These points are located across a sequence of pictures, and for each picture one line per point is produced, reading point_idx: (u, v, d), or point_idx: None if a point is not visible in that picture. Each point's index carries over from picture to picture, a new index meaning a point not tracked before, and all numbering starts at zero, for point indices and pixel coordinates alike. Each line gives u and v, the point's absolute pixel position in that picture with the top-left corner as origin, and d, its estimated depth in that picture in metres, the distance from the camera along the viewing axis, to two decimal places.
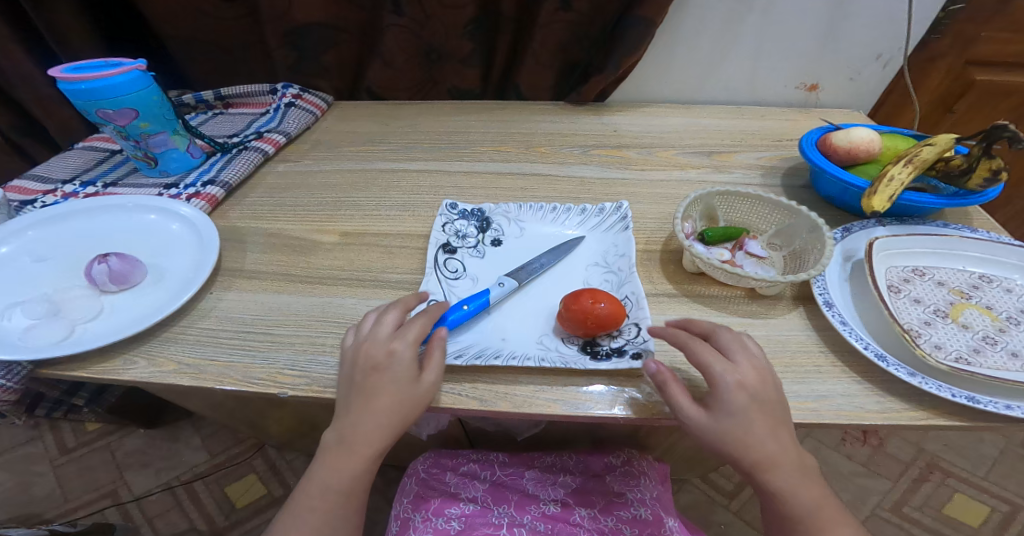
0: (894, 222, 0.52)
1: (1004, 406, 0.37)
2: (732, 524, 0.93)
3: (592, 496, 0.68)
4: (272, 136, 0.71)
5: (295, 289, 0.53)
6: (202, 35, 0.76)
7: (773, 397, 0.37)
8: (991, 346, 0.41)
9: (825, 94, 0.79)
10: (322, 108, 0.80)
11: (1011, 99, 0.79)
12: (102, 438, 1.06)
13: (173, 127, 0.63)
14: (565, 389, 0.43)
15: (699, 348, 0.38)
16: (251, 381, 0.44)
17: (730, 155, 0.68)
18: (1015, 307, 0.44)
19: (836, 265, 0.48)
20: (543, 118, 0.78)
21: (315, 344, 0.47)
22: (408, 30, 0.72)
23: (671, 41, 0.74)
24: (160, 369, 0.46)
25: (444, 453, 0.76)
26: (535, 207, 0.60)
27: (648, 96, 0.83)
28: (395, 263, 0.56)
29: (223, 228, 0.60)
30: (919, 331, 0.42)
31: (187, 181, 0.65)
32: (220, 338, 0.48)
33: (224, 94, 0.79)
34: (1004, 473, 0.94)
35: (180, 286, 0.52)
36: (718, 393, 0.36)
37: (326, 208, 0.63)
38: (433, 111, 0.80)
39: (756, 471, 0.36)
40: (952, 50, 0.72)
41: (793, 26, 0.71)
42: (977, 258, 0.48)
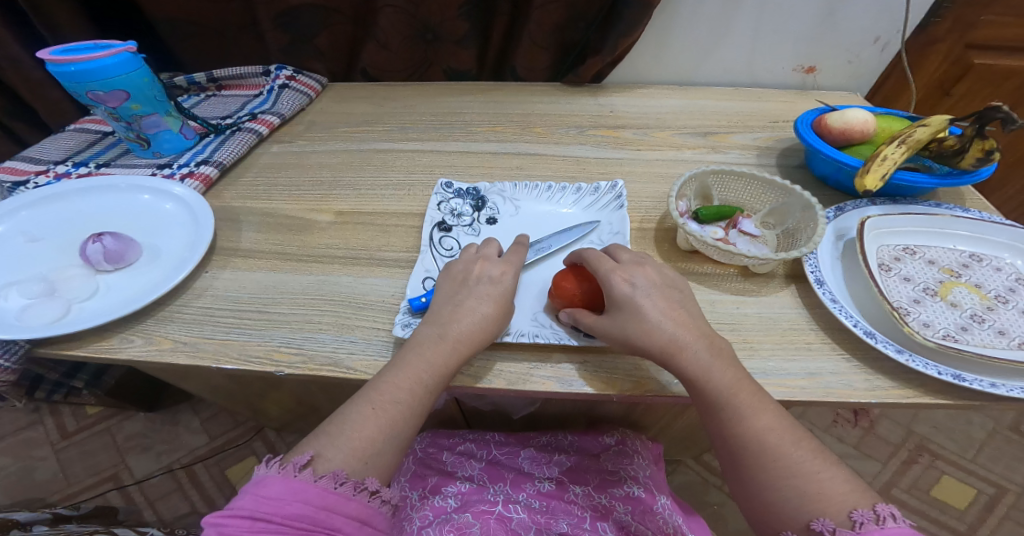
0: (887, 202, 0.52)
1: (989, 384, 0.37)
2: (725, 504, 0.95)
3: (587, 474, 0.69)
4: (265, 117, 0.71)
5: (290, 267, 0.53)
6: (193, 16, 0.74)
7: (662, 292, 0.42)
8: (978, 324, 0.41)
9: (823, 77, 0.79)
10: (316, 89, 0.79)
11: (1007, 83, 0.79)
12: (103, 421, 1.07)
13: (165, 108, 0.62)
14: (559, 366, 0.44)
15: (591, 257, 0.45)
16: (248, 359, 0.45)
17: (726, 136, 0.68)
18: (1003, 286, 0.44)
19: (828, 243, 0.48)
20: (539, 99, 0.77)
21: (311, 322, 0.48)
22: (403, 10, 0.71)
23: (669, 22, 0.73)
24: (157, 348, 0.46)
25: (441, 433, 0.77)
26: (530, 186, 0.60)
27: (646, 78, 0.82)
28: (390, 242, 0.56)
29: (217, 208, 0.60)
30: (908, 309, 0.43)
31: (181, 162, 0.64)
32: (216, 317, 0.49)
33: (216, 75, 0.78)
34: (991, 456, 0.96)
35: (175, 265, 0.52)
36: (608, 290, 0.42)
37: (321, 188, 0.63)
38: (429, 93, 0.79)
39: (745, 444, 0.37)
40: (950, 35, 0.72)
41: (792, 7, 0.70)
42: (966, 236, 0.48)
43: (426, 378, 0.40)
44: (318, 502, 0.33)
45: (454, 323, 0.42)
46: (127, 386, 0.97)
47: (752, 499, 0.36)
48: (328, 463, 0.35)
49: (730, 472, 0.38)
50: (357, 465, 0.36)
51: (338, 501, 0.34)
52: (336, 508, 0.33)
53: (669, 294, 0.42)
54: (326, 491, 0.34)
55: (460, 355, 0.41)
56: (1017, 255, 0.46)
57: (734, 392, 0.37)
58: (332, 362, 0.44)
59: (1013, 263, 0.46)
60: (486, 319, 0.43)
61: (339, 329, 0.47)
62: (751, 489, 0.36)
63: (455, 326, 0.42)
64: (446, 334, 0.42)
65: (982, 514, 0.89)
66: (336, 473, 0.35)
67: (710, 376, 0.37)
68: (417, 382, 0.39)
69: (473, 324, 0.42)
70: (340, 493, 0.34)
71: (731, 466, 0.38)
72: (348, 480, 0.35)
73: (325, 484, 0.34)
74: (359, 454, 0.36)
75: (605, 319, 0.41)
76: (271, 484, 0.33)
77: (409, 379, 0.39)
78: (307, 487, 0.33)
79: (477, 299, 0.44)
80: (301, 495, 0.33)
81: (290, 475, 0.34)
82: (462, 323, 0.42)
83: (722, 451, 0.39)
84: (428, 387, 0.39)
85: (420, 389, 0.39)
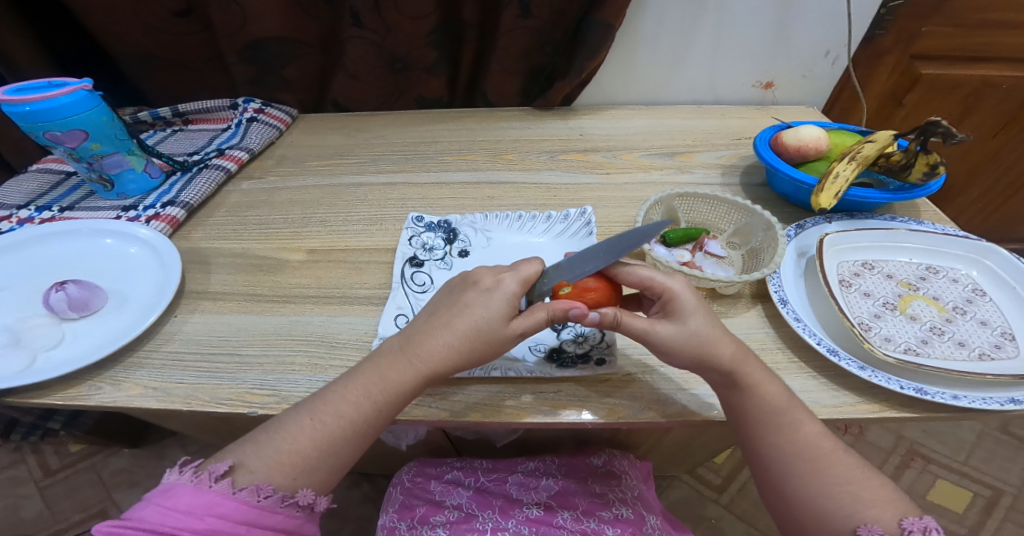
0: (844, 217, 0.53)
1: (951, 397, 0.38)
2: (723, 517, 0.94)
3: (575, 498, 0.68)
4: (234, 152, 0.70)
5: (262, 309, 0.53)
6: (156, 50, 0.74)
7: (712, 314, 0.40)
8: (938, 337, 0.42)
9: (781, 92, 0.81)
10: (286, 122, 0.78)
11: (956, 93, 0.81)
12: (86, 459, 1.03)
13: (127, 147, 0.61)
14: (533, 398, 0.44)
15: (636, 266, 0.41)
16: (220, 402, 0.44)
17: (692, 155, 0.69)
18: (960, 296, 0.45)
19: (791, 261, 0.49)
20: (510, 124, 0.79)
21: (283, 363, 0.47)
22: (370, 41, 0.71)
23: (632, 43, 0.75)
24: (127, 394, 0.45)
25: (428, 462, 0.78)
26: (501, 217, 0.60)
27: (613, 98, 0.83)
28: (363, 278, 0.55)
29: (186, 250, 0.59)
30: (869, 324, 0.44)
31: (147, 203, 0.63)
32: (186, 361, 0.48)
33: (182, 110, 0.77)
34: (982, 458, 0.97)
35: (144, 309, 0.51)
36: (668, 291, 0.39)
37: (293, 225, 0.62)
38: (401, 123, 0.79)
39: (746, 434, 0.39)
40: (897, 46, 0.75)
41: (746, 26, 0.72)
42: (921, 250, 0.49)
43: (377, 395, 0.39)
44: (236, 517, 0.35)
45: (421, 340, 0.39)
46: (107, 423, 0.94)
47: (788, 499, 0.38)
48: (250, 476, 0.36)
49: (765, 477, 0.40)
50: (284, 480, 0.37)
51: (259, 515, 0.35)
52: (257, 522, 0.35)
53: (704, 302, 0.40)
54: (247, 504, 0.35)
55: (419, 378, 0.39)
56: (971, 267, 0.48)
57: (783, 412, 0.38)
58: None
59: (969, 274, 0.47)
60: (453, 340, 0.38)
61: (313, 369, 0.46)
62: (799, 499, 0.38)
63: (422, 344, 0.39)
64: (407, 348, 0.40)
65: (981, 517, 0.89)
66: (258, 486, 0.36)
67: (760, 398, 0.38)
68: (364, 398, 0.39)
69: (435, 342, 0.39)
70: (263, 506, 0.36)
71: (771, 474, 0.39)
72: (273, 493, 0.36)
73: (246, 498, 0.35)
74: (286, 470, 0.37)
75: (670, 330, 0.38)
76: (182, 495, 0.35)
77: (358, 394, 0.39)
78: (222, 500, 0.35)
79: (457, 312, 0.39)
80: (214, 510, 0.34)
81: (203, 486, 0.35)
82: (428, 341, 0.39)
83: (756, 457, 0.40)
84: (377, 404, 0.39)
85: (368, 405, 0.39)
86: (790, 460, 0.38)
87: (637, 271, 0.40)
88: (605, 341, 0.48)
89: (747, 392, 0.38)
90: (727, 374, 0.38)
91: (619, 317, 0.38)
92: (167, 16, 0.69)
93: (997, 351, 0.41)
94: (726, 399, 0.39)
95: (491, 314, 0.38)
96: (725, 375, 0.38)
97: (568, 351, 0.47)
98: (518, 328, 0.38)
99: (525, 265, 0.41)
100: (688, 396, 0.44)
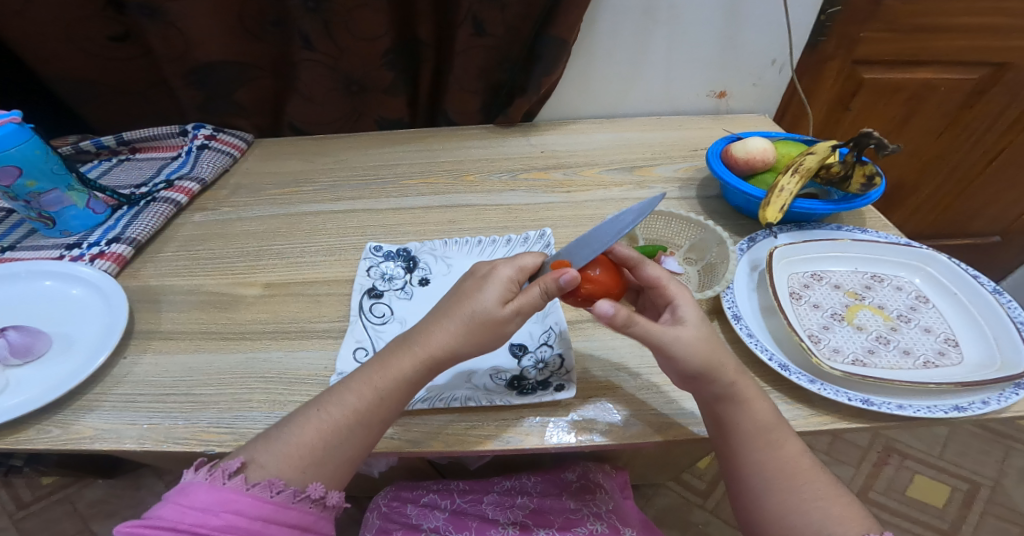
0: (793, 228, 0.54)
1: (896, 407, 0.39)
2: (710, 523, 0.95)
3: (550, 516, 0.68)
4: (184, 183, 0.68)
5: (216, 347, 0.51)
6: (100, 77, 0.72)
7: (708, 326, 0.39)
8: (883, 346, 0.43)
9: (734, 100, 0.83)
10: (240, 148, 0.77)
11: (899, 96, 0.84)
12: (60, 490, 0.99)
13: (67, 182, 0.58)
14: (495, 426, 0.44)
15: (649, 268, 0.42)
16: (173, 443, 0.43)
17: (650, 169, 0.70)
18: (903, 304, 0.47)
19: (744, 275, 0.50)
20: (471, 144, 0.78)
21: (239, 401, 0.46)
22: (323, 64, 0.70)
23: (589, 58, 0.75)
24: (75, 438, 0.43)
25: (405, 485, 0.77)
26: (461, 243, 0.60)
27: (574, 112, 0.84)
28: (321, 311, 0.54)
29: (135, 288, 0.57)
30: (818, 336, 0.44)
31: (91, 241, 0.60)
32: (137, 402, 0.46)
33: (128, 138, 0.74)
34: (956, 451, 1.00)
35: (89, 353, 0.49)
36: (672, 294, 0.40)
37: (248, 258, 0.61)
38: (361, 146, 0.78)
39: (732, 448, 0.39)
40: (839, 52, 0.77)
41: (696, 38, 0.73)
42: (867, 259, 0.50)
43: (379, 383, 0.38)
44: (252, 513, 0.33)
45: (422, 330, 0.40)
46: (75, 457, 0.90)
47: (761, 504, 0.38)
48: (262, 471, 0.35)
49: (736, 486, 0.40)
50: (294, 474, 0.35)
51: (275, 510, 0.34)
52: (273, 517, 0.34)
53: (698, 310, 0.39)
54: (260, 500, 0.33)
55: (419, 364, 0.38)
56: (913, 274, 0.49)
57: (770, 427, 0.38)
58: None
59: (912, 282, 0.49)
60: (454, 328, 0.38)
61: (270, 405, 0.45)
62: (771, 516, 0.37)
63: (421, 334, 0.39)
64: (408, 340, 0.40)
65: (961, 511, 0.91)
66: (271, 481, 0.34)
67: (749, 414, 0.38)
68: (367, 387, 0.38)
69: (436, 332, 0.39)
70: (277, 501, 0.34)
71: (745, 491, 0.39)
72: (285, 488, 0.35)
73: (260, 493, 0.34)
74: (295, 462, 0.35)
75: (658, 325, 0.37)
76: (196, 492, 0.33)
77: (362, 384, 0.38)
78: (237, 496, 0.33)
79: (454, 302, 0.39)
80: (229, 506, 0.33)
81: (218, 483, 0.34)
82: (427, 333, 0.39)
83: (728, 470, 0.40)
84: (381, 393, 0.38)
85: (372, 394, 0.38)
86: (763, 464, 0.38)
87: (653, 270, 0.42)
88: (564, 366, 0.48)
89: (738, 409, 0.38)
90: (724, 388, 0.38)
91: (631, 317, 0.35)
92: (104, 42, 0.68)
93: (940, 358, 0.42)
94: (720, 415, 0.38)
95: (488, 300, 0.38)
96: (722, 389, 0.38)
97: (528, 378, 0.47)
98: (512, 309, 0.37)
99: (523, 256, 0.41)
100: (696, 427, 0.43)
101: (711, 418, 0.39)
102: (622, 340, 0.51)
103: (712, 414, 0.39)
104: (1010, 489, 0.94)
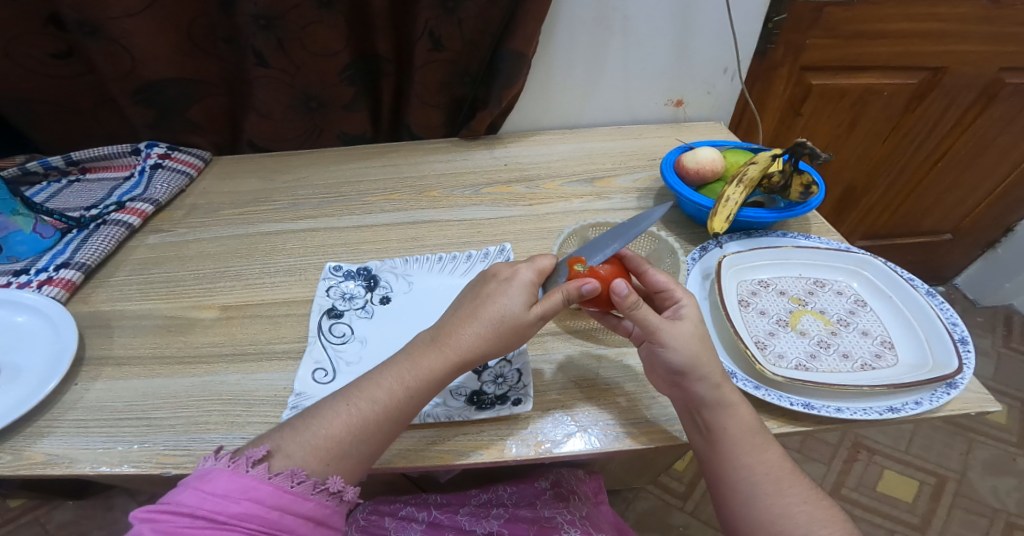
0: (742, 236, 0.56)
1: (834, 410, 0.40)
2: (689, 524, 0.97)
3: (524, 524, 0.68)
4: (137, 205, 0.67)
5: (170, 371, 0.50)
6: (47, 95, 0.70)
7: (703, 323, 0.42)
8: (824, 350, 0.45)
9: (691, 109, 0.85)
10: (198, 166, 0.76)
11: (846, 100, 0.87)
12: (29, 513, 0.96)
13: (10, 207, 0.57)
14: (456, 441, 0.44)
15: (653, 274, 0.44)
16: (127, 468, 0.42)
17: (610, 180, 0.71)
18: (843, 309, 0.49)
19: (696, 284, 0.51)
20: (434, 158, 0.78)
21: (195, 424, 0.45)
22: (280, 80, 0.70)
23: (547, 72, 0.77)
24: (19, 470, 0.42)
25: (382, 500, 0.76)
26: (421, 260, 0.61)
27: (537, 124, 0.85)
28: (280, 332, 0.54)
29: (85, 314, 0.56)
30: (764, 342, 0.46)
31: (39, 266, 0.59)
32: (89, 428, 0.45)
33: (77, 159, 0.73)
34: (922, 445, 1.04)
35: (35, 382, 0.47)
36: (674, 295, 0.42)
37: (206, 281, 0.60)
38: (323, 162, 0.78)
39: (718, 453, 0.39)
40: (787, 59, 0.80)
41: (649, 49, 0.75)
42: (809, 265, 0.53)
43: (410, 381, 0.38)
44: (270, 502, 0.32)
45: (452, 327, 0.40)
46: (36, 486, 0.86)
47: (746, 506, 0.38)
48: (286, 460, 0.34)
49: (718, 488, 0.40)
50: (318, 466, 0.35)
51: (293, 501, 0.33)
52: (290, 508, 0.32)
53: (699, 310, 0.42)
54: (280, 490, 0.33)
55: (451, 366, 0.39)
56: (852, 278, 0.51)
57: (754, 429, 0.39)
58: None
59: (851, 286, 0.51)
60: (482, 331, 0.39)
61: (228, 427, 0.45)
62: (760, 521, 0.37)
63: (452, 333, 0.40)
64: (439, 337, 0.40)
65: (929, 504, 0.94)
66: (293, 471, 0.34)
67: (733, 417, 0.39)
68: (398, 384, 0.38)
69: (468, 330, 0.39)
70: (296, 492, 0.33)
71: (731, 495, 0.39)
72: (307, 479, 0.34)
73: (281, 483, 0.33)
74: (321, 454, 0.35)
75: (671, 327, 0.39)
76: (217, 479, 0.32)
77: (392, 380, 0.39)
78: (258, 484, 0.32)
79: (481, 303, 0.41)
80: (250, 493, 0.32)
81: (241, 470, 0.33)
82: (459, 330, 0.40)
83: (713, 472, 0.40)
84: (412, 391, 0.38)
85: (402, 392, 0.38)
86: (743, 460, 0.38)
87: (660, 275, 0.44)
88: (523, 380, 0.48)
89: (718, 415, 0.39)
90: (701, 395, 0.39)
91: (638, 302, 0.39)
92: (47, 59, 0.66)
93: (877, 360, 0.44)
94: (708, 419, 0.39)
95: (513, 303, 0.39)
96: (701, 392, 0.39)
97: (488, 393, 0.47)
98: (538, 313, 0.39)
99: (540, 258, 0.43)
100: (677, 431, 0.44)
101: (699, 422, 0.40)
102: (586, 350, 0.52)
103: (700, 420, 0.40)
104: (975, 482, 0.98)
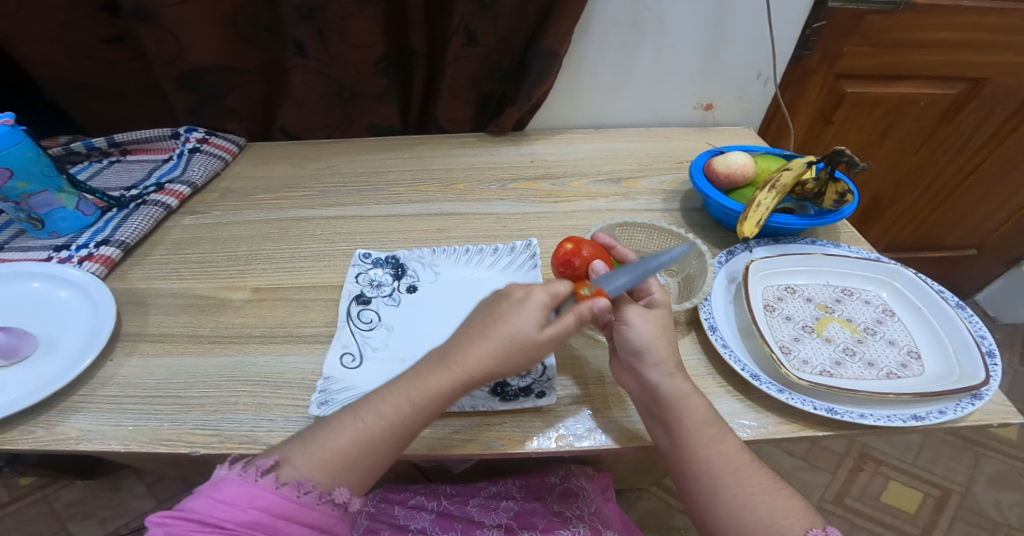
0: (769, 242, 0.56)
1: (857, 416, 0.40)
2: (690, 526, 0.97)
3: (533, 518, 0.68)
4: (174, 187, 0.69)
5: (203, 350, 0.52)
6: (91, 78, 0.72)
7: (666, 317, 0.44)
8: (850, 357, 0.45)
9: (719, 113, 0.85)
10: (232, 152, 0.78)
11: (878, 110, 0.87)
12: (37, 491, 0.99)
13: (57, 184, 0.59)
14: (478, 430, 0.45)
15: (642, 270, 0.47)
16: (160, 443, 0.43)
17: (636, 181, 0.72)
18: (870, 318, 0.49)
19: (722, 287, 0.52)
20: (461, 152, 0.79)
21: (226, 403, 0.46)
22: (315, 70, 0.71)
23: (577, 71, 0.77)
24: (57, 440, 0.44)
25: (392, 487, 0.77)
26: (449, 251, 0.61)
27: (564, 122, 0.86)
28: (309, 316, 0.55)
29: (121, 291, 0.58)
30: (790, 347, 0.46)
31: (79, 243, 0.61)
32: (124, 406, 0.47)
33: (118, 141, 0.75)
34: (929, 458, 1.03)
35: (74, 355, 0.49)
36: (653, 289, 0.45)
37: (237, 263, 0.62)
38: (352, 152, 0.79)
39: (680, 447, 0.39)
40: (822, 65, 0.79)
41: (682, 52, 0.75)
42: (837, 274, 0.53)
43: (415, 398, 0.38)
44: (277, 511, 0.33)
45: (460, 347, 0.40)
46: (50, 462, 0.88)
47: (710, 502, 0.37)
48: (293, 471, 0.35)
49: (684, 488, 0.39)
50: (324, 478, 0.35)
51: (298, 510, 0.34)
52: (296, 517, 0.34)
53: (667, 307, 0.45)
54: (286, 499, 0.34)
55: (457, 384, 0.38)
56: (879, 288, 0.52)
57: (709, 421, 0.40)
58: (249, 440, 0.43)
59: (880, 295, 0.51)
60: (493, 348, 0.39)
61: (257, 407, 0.46)
62: (721, 513, 0.36)
63: (460, 350, 0.39)
64: (447, 355, 0.40)
65: (932, 517, 0.94)
66: (299, 481, 0.35)
67: (689, 409, 0.40)
68: (404, 400, 0.38)
69: (479, 348, 0.39)
70: (302, 502, 0.34)
71: (695, 493, 0.38)
72: (312, 489, 0.35)
73: (287, 493, 0.34)
74: (326, 467, 0.36)
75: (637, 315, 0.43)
76: (227, 487, 0.33)
77: (398, 397, 0.38)
78: (265, 493, 0.33)
79: (492, 321, 0.40)
80: (257, 502, 0.33)
81: (250, 479, 0.34)
82: (468, 349, 0.39)
83: (676, 469, 0.40)
84: (417, 407, 0.38)
85: (407, 407, 0.38)
86: (701, 452, 0.38)
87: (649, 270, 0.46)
88: (546, 374, 0.48)
89: (674, 406, 0.40)
90: (657, 387, 0.41)
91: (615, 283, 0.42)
92: (96, 44, 0.68)
93: (903, 369, 0.44)
94: (661, 410, 0.40)
95: (524, 324, 0.39)
96: (656, 383, 0.41)
97: (511, 384, 0.48)
98: (550, 334, 0.38)
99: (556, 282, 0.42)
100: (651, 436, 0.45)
101: (657, 416, 0.41)
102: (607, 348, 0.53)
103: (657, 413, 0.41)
104: (980, 496, 0.97)
